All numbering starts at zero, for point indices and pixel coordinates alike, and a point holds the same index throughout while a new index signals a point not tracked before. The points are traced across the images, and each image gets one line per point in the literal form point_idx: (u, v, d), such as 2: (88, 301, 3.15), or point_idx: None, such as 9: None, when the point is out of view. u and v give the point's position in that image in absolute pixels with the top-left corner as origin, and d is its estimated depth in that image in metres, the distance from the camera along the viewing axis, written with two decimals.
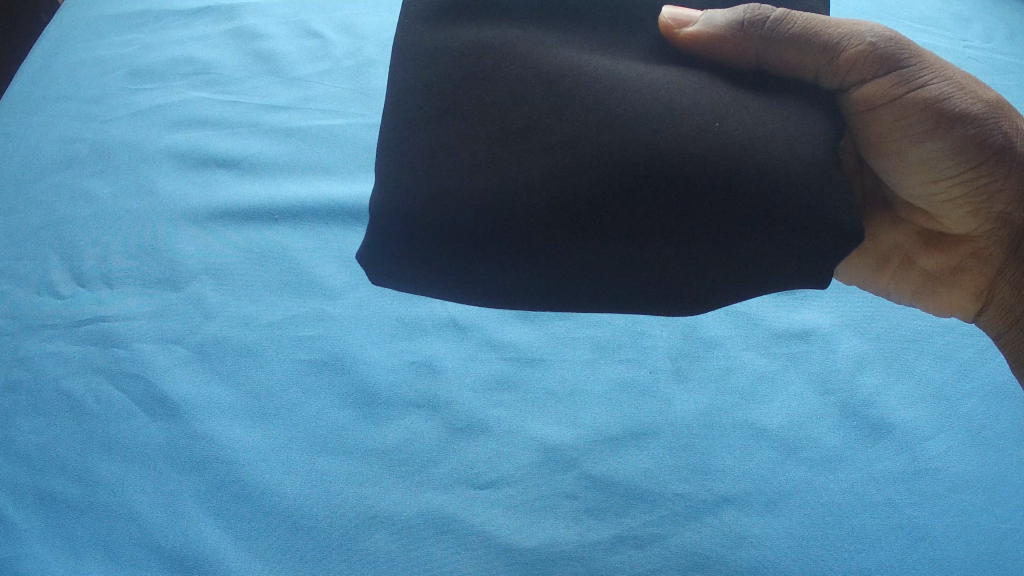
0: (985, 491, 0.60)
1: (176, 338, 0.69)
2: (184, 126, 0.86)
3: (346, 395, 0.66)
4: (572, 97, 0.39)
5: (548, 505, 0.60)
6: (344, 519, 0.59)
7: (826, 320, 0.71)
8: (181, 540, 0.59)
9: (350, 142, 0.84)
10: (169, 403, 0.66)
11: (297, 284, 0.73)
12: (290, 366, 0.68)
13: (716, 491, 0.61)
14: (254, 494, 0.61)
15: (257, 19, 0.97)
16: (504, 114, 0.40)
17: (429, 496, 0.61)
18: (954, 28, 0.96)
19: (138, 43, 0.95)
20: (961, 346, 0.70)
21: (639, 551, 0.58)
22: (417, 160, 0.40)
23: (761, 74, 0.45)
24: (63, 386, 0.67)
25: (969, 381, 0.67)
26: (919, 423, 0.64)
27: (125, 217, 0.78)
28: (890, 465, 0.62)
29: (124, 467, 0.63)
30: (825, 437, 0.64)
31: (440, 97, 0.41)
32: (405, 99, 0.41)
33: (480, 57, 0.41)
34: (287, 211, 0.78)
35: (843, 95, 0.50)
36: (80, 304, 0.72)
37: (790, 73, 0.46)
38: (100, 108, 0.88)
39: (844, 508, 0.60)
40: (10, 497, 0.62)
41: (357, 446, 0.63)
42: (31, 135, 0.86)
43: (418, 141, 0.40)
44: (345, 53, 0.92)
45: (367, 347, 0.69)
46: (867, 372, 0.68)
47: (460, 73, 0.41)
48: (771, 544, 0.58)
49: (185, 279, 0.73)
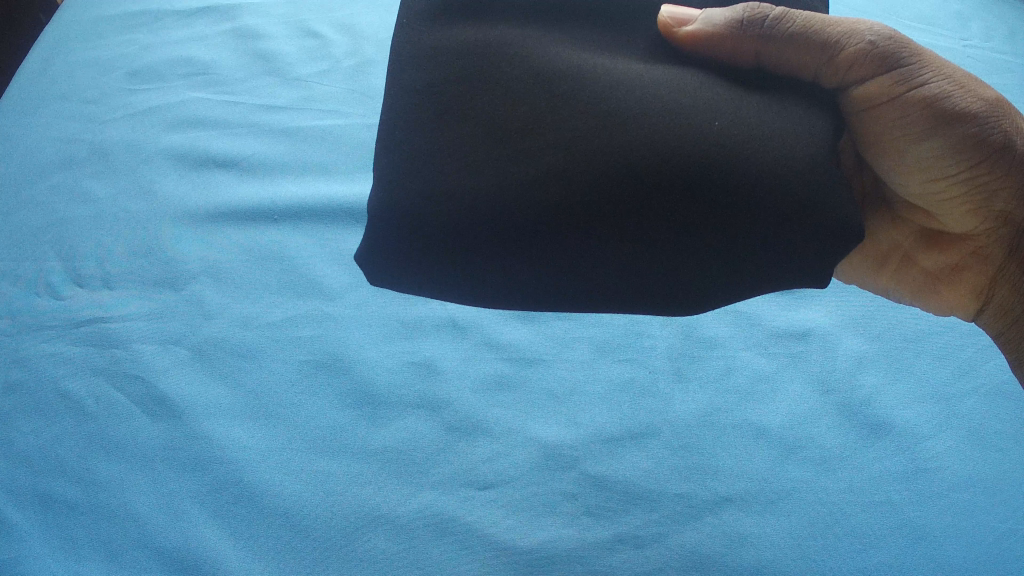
0: (985, 491, 0.60)
1: (176, 339, 0.69)
2: (183, 126, 0.86)
3: (346, 395, 0.66)
4: (570, 96, 0.39)
5: (548, 506, 0.60)
6: (344, 520, 0.59)
7: (825, 320, 0.71)
8: (181, 541, 0.59)
9: (350, 142, 0.84)
10: (169, 405, 0.66)
11: (296, 285, 0.73)
12: (290, 367, 0.68)
13: (717, 491, 0.61)
14: (253, 495, 0.61)
15: (256, 19, 0.97)
16: (502, 113, 0.40)
17: (429, 497, 0.60)
18: (953, 27, 0.96)
19: (137, 44, 0.95)
20: (961, 346, 0.70)
21: (639, 552, 0.58)
22: (415, 160, 0.39)
23: (759, 72, 0.45)
24: (62, 387, 0.67)
25: (970, 381, 0.67)
26: (919, 423, 0.64)
27: (125, 217, 0.78)
28: (890, 464, 0.62)
29: (123, 468, 0.63)
30: (825, 437, 0.64)
31: (437, 96, 0.41)
32: (403, 99, 0.41)
33: (478, 56, 0.41)
34: (287, 211, 0.78)
35: (842, 93, 0.50)
36: (79, 304, 0.72)
37: (789, 72, 0.46)
38: (99, 109, 0.88)
39: (844, 508, 0.60)
40: (9, 499, 0.61)
41: (357, 446, 0.63)
42: (30, 136, 0.86)
43: (416, 140, 0.40)
44: (344, 53, 0.92)
45: (367, 348, 0.69)
46: (867, 372, 0.68)
47: (458, 72, 0.41)
48: (771, 545, 0.58)
49: (185, 279, 0.73)
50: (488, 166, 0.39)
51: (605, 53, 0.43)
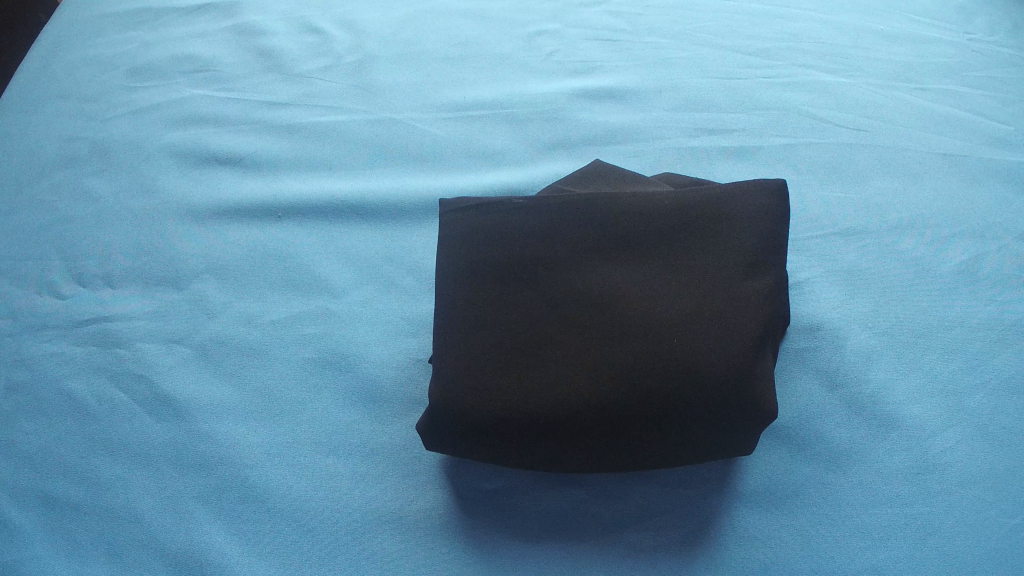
0: (994, 486, 0.60)
1: (178, 338, 0.69)
2: (185, 124, 0.85)
3: (353, 394, 0.66)
4: (561, 224, 0.60)
5: (551, 507, 0.60)
6: (352, 520, 0.59)
7: (834, 312, 0.69)
8: (185, 542, 0.59)
9: (352, 138, 0.83)
10: (173, 404, 0.65)
11: (300, 282, 0.72)
12: (295, 366, 0.67)
13: (726, 488, 0.60)
14: (259, 494, 0.61)
15: (257, 16, 0.96)
16: (516, 235, 0.60)
17: (436, 496, 0.60)
18: (957, 21, 0.93)
19: (138, 41, 0.94)
20: (970, 339, 0.67)
21: (645, 552, 0.58)
22: (461, 263, 0.61)
23: (706, 198, 0.60)
24: (65, 387, 0.67)
25: (978, 376, 0.65)
26: (928, 419, 0.63)
27: (126, 216, 0.77)
28: (899, 460, 0.61)
29: (127, 469, 0.63)
30: (836, 433, 0.63)
31: (480, 220, 0.62)
32: (453, 218, 0.63)
33: (501, 197, 0.64)
34: (290, 208, 0.77)
35: (756, 200, 0.61)
36: (82, 303, 0.71)
37: (710, 205, 0.60)
38: (99, 107, 0.87)
39: (852, 505, 0.59)
40: (13, 501, 0.62)
41: (362, 446, 0.63)
42: (29, 133, 0.85)
43: (462, 249, 0.61)
44: (345, 49, 0.91)
45: (373, 345, 0.68)
46: (875, 368, 0.66)
47: (491, 204, 0.62)
48: (779, 543, 0.58)
49: (189, 278, 0.73)
50: (504, 275, 0.59)
51: (570, 179, 0.71)
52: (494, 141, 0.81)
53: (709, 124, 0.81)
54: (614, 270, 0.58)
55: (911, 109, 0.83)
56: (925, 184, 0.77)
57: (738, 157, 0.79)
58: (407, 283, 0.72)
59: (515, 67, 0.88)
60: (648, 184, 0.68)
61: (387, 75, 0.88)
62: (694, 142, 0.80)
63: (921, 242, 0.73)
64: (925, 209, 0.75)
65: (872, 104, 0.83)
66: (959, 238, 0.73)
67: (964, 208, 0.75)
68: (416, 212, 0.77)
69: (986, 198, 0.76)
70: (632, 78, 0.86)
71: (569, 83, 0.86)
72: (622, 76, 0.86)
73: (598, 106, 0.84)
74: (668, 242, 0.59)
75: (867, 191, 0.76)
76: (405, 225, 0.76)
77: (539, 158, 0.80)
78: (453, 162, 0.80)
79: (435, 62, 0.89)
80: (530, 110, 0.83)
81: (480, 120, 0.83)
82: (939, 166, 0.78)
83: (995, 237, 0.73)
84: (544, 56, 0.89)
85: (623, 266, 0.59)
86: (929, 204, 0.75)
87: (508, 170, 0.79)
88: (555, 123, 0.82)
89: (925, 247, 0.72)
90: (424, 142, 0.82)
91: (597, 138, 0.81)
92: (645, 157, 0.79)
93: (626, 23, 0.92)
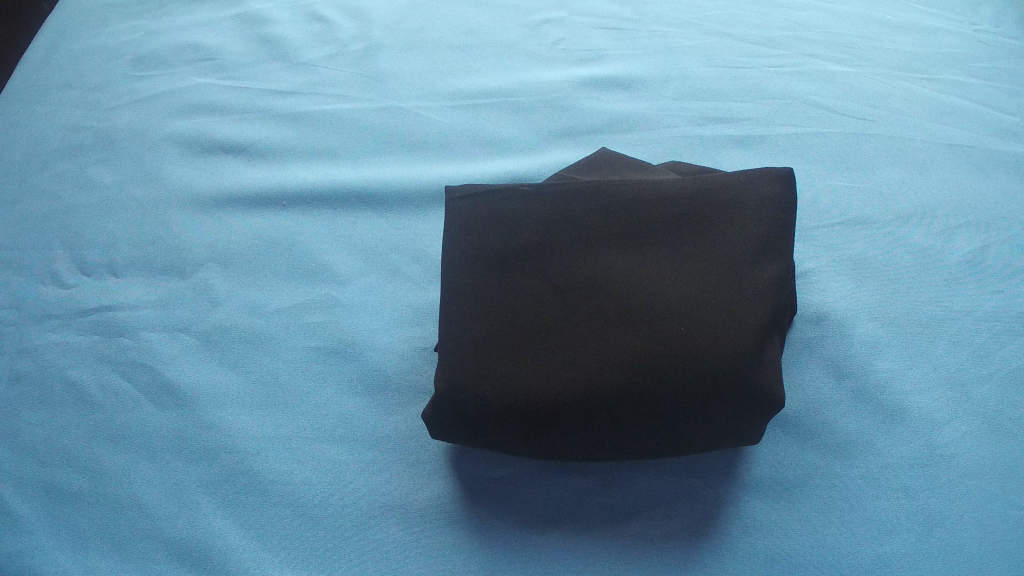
0: (1001, 477, 0.60)
1: (183, 327, 0.69)
2: (189, 113, 0.85)
3: (358, 382, 0.66)
4: (567, 212, 0.60)
5: (555, 496, 0.59)
6: (357, 510, 0.59)
7: (841, 301, 0.68)
8: (190, 531, 0.59)
9: (358, 127, 0.82)
10: (178, 394, 0.65)
11: (304, 272, 0.72)
12: (300, 355, 0.67)
13: (733, 477, 0.60)
14: (263, 484, 0.61)
15: (261, 5, 0.96)
16: (520, 224, 0.60)
17: (441, 485, 0.60)
18: (965, 11, 0.93)
19: (142, 30, 0.94)
20: (976, 330, 0.67)
21: (649, 541, 0.58)
22: (466, 251, 0.60)
23: (712, 186, 0.60)
24: (69, 377, 0.67)
25: (984, 367, 0.65)
26: (934, 409, 0.63)
27: (130, 206, 0.77)
28: (905, 451, 0.61)
29: (132, 459, 0.63)
30: (843, 422, 0.62)
31: (485, 208, 0.62)
32: (459, 206, 0.63)
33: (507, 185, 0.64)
34: (294, 197, 0.77)
35: (765, 190, 0.60)
36: (86, 293, 0.71)
37: (717, 194, 0.60)
38: (103, 96, 0.87)
39: (859, 496, 0.59)
40: (19, 490, 0.62)
41: (368, 434, 0.63)
42: (33, 123, 0.85)
43: (467, 237, 0.61)
44: (350, 38, 0.90)
45: (378, 334, 0.68)
46: (882, 358, 0.65)
47: (498, 192, 0.62)
48: (785, 533, 0.58)
49: (193, 267, 0.72)
50: (509, 262, 0.59)
51: (577, 167, 0.71)
52: (499, 130, 0.81)
53: (715, 113, 0.81)
54: (619, 257, 0.58)
55: (917, 99, 0.82)
56: (932, 175, 0.76)
57: (744, 146, 0.79)
58: (412, 272, 0.72)
59: (520, 56, 0.88)
60: (653, 172, 0.68)
61: (392, 64, 0.88)
62: (699, 130, 0.80)
63: (928, 232, 0.72)
64: (932, 200, 0.74)
65: (878, 93, 0.83)
66: (965, 229, 0.73)
67: (970, 199, 0.74)
68: (420, 200, 0.76)
69: (993, 189, 0.75)
70: (637, 67, 0.85)
71: (574, 72, 0.85)
72: (628, 64, 0.86)
73: (604, 95, 0.83)
74: (674, 229, 0.59)
75: (874, 181, 0.76)
76: (410, 214, 0.76)
77: (544, 146, 0.80)
78: (457, 150, 0.80)
79: (439, 51, 0.89)
80: (535, 99, 0.83)
81: (484, 108, 0.83)
82: (945, 156, 0.78)
83: (1001, 228, 0.73)
84: (549, 45, 0.88)
85: (629, 255, 0.58)
86: (935, 195, 0.75)
87: (513, 158, 0.79)
88: (560, 112, 0.82)
89: (931, 238, 0.72)
90: (428, 130, 0.82)
91: (602, 127, 0.80)
92: (651, 146, 0.79)
93: (632, 11, 0.91)
